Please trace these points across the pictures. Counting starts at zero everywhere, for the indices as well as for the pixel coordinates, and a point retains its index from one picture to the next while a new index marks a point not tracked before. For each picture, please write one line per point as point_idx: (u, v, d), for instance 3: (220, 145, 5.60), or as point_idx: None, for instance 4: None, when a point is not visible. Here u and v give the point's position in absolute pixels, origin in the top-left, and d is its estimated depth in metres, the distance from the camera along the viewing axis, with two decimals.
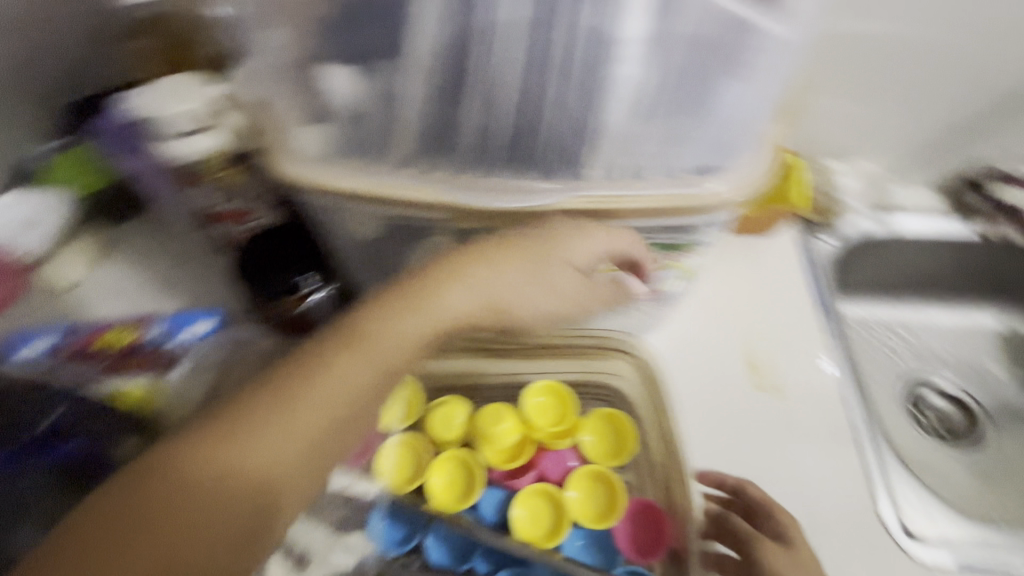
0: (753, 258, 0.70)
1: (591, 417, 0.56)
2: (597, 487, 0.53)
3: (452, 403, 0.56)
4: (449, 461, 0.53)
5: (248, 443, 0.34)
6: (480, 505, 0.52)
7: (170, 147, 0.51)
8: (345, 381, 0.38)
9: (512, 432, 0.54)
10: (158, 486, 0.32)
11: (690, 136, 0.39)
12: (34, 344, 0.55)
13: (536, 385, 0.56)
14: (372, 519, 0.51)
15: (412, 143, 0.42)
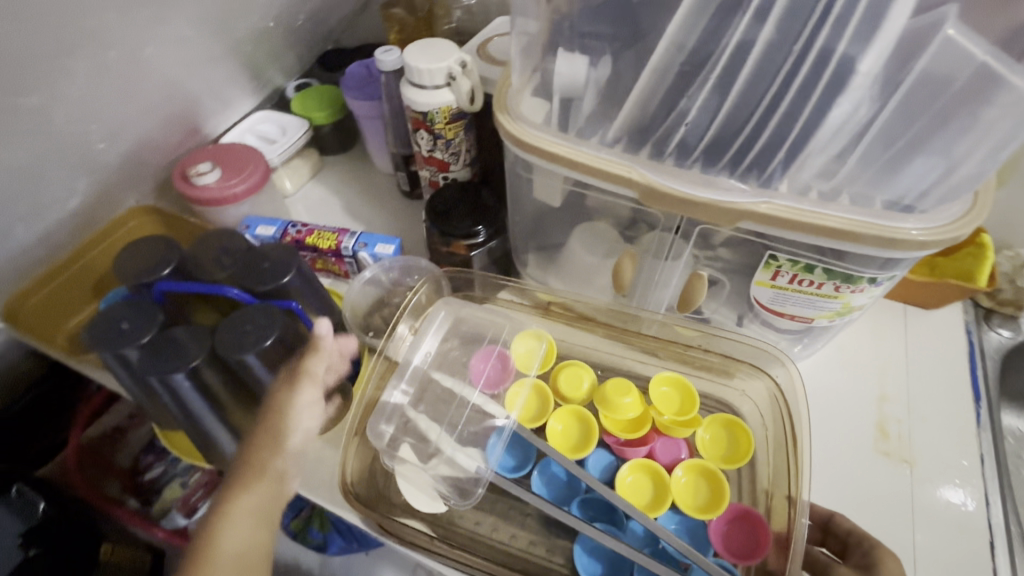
0: (907, 326, 0.68)
1: (713, 419, 0.58)
2: (705, 480, 0.54)
3: (581, 365, 0.61)
4: (570, 415, 0.59)
5: (252, 476, 0.44)
6: (589, 460, 0.57)
7: (416, 96, 0.60)
8: (298, 426, 0.47)
9: (635, 408, 0.57)
10: (216, 508, 0.43)
11: (897, 172, 0.41)
12: (271, 228, 0.72)
13: (665, 374, 0.59)
14: (491, 439, 0.56)
15: (622, 127, 0.47)
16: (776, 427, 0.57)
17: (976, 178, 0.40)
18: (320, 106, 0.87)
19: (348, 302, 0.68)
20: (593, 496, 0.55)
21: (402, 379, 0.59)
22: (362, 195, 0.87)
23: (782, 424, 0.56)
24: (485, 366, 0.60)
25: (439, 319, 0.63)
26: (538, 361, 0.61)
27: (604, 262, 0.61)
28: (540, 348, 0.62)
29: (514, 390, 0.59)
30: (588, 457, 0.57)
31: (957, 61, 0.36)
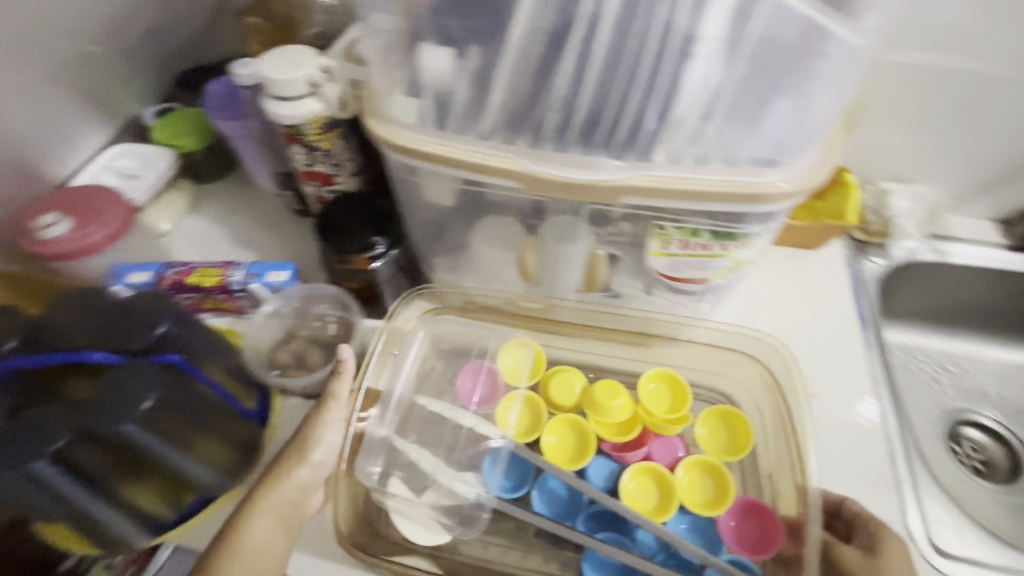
0: (797, 269, 0.73)
1: (706, 414, 0.61)
2: (706, 474, 0.58)
3: (569, 372, 0.63)
4: (563, 424, 0.60)
5: (273, 485, 0.51)
6: (591, 471, 0.58)
7: (280, 109, 0.56)
8: (321, 442, 0.53)
9: (624, 410, 0.60)
10: (242, 508, 0.50)
11: (755, 132, 0.42)
12: (145, 274, 0.65)
13: (654, 371, 0.63)
14: (487, 461, 0.57)
15: (496, 116, 0.46)
16: (779, 418, 0.61)
17: (824, 124, 0.42)
18: (185, 131, 0.80)
19: (249, 340, 0.63)
20: (596, 507, 0.56)
21: (387, 411, 0.59)
22: (252, 221, 0.81)
23: (783, 416, 0.60)
24: (473, 386, 0.62)
25: (420, 341, 0.64)
26: (525, 373, 0.63)
27: (509, 256, 0.61)
28: (528, 360, 0.64)
29: (502, 407, 0.60)
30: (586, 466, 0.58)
31: (787, 23, 0.38)
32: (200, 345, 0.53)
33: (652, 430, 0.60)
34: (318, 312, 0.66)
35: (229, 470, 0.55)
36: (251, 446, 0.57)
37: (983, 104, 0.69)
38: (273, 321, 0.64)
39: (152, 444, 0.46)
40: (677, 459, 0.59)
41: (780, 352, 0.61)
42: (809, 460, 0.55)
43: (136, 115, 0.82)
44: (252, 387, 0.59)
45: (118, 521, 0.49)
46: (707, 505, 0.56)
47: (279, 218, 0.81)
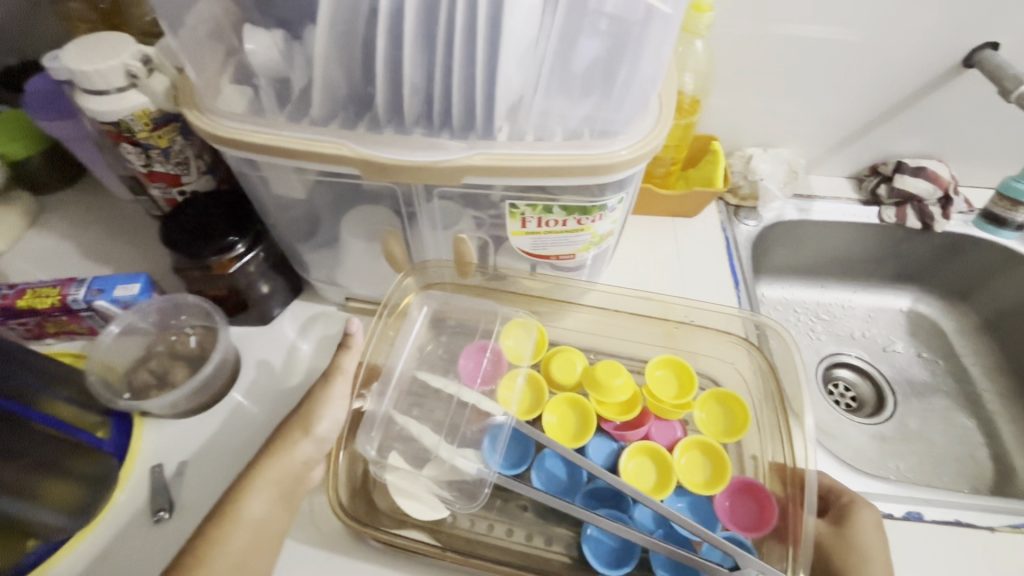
0: (675, 237, 0.76)
1: (706, 394, 0.55)
2: (704, 453, 0.51)
3: (571, 350, 0.57)
4: (562, 405, 0.54)
5: (276, 455, 0.46)
6: (590, 450, 0.52)
7: (94, 106, 0.50)
8: (326, 415, 0.49)
9: (624, 390, 0.53)
10: (241, 478, 0.45)
11: (587, 104, 0.43)
12: None
13: (660, 358, 0.55)
14: (484, 438, 0.50)
15: (330, 102, 0.44)
16: (759, 381, 0.59)
17: (651, 86, 0.43)
18: (11, 137, 0.71)
19: (96, 361, 0.57)
20: (597, 486, 0.50)
21: (389, 392, 0.52)
22: (107, 232, 0.73)
23: (765, 379, 0.58)
24: (480, 364, 0.54)
25: (419, 322, 0.57)
26: (530, 352, 0.56)
27: (379, 247, 0.58)
28: (529, 339, 0.56)
29: (504, 386, 0.53)
30: (587, 446, 0.52)
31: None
32: None
33: (653, 411, 0.54)
34: (179, 325, 0.61)
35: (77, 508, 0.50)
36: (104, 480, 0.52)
37: (826, 70, 0.74)
38: (128, 340, 0.59)
39: None
40: (678, 440, 0.53)
41: (668, 305, 0.62)
42: (806, 416, 0.52)
43: None
44: (105, 414, 0.55)
45: None
46: (706, 483, 0.50)
47: (139, 227, 0.74)
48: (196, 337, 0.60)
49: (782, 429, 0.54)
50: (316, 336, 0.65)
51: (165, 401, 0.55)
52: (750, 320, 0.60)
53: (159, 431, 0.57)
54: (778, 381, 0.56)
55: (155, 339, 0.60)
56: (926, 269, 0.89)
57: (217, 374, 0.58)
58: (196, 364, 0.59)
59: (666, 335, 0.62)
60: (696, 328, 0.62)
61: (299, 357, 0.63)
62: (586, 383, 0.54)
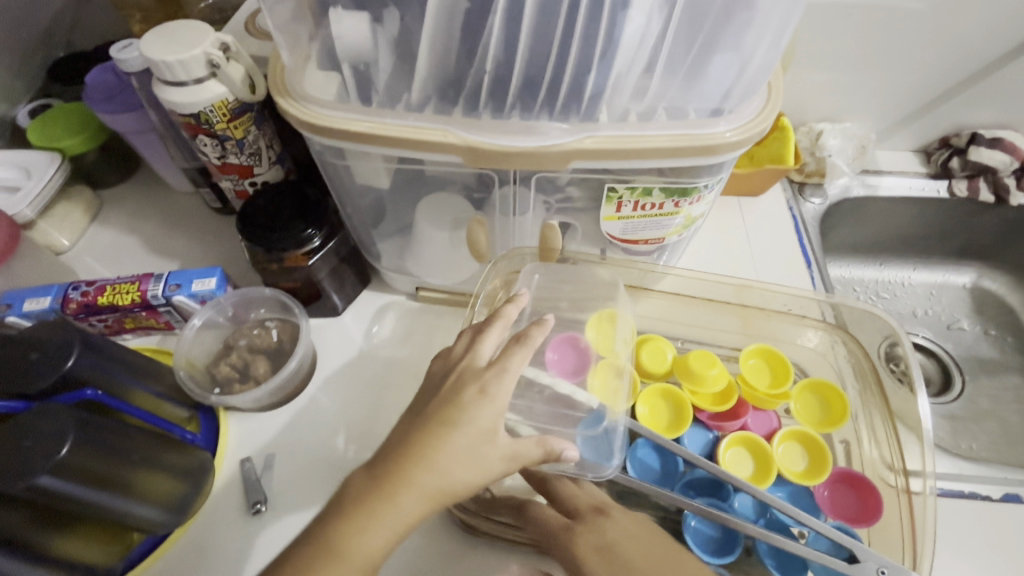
0: (742, 216, 0.74)
1: (801, 386, 0.54)
2: (802, 443, 0.51)
3: (660, 339, 0.57)
4: (655, 395, 0.54)
5: (431, 442, 0.38)
6: (686, 440, 0.52)
7: (173, 98, 0.49)
8: (489, 389, 0.40)
9: (720, 380, 0.53)
10: (388, 465, 0.38)
11: (697, 83, 0.41)
12: (45, 298, 0.57)
13: (759, 346, 0.56)
14: (588, 427, 0.48)
15: (427, 86, 0.42)
16: (851, 363, 0.57)
17: (765, 71, 0.41)
18: (69, 130, 0.70)
19: (181, 357, 0.56)
20: (696, 475, 0.50)
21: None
22: (166, 225, 0.73)
23: (857, 363, 0.57)
24: (570, 358, 0.53)
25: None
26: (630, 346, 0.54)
27: (456, 235, 0.57)
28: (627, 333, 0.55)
29: (605, 380, 0.52)
30: (684, 436, 0.51)
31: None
32: (123, 373, 0.49)
33: (748, 401, 0.54)
34: (256, 318, 0.61)
35: (179, 504, 0.49)
36: (203, 474, 0.51)
37: (904, 38, 0.70)
38: (208, 334, 0.59)
39: (81, 493, 0.40)
40: (775, 431, 0.52)
41: (743, 288, 0.59)
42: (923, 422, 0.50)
43: (10, 116, 0.72)
44: (194, 409, 0.56)
45: None
46: (806, 474, 0.49)
47: (198, 218, 0.73)
48: (275, 330, 0.59)
49: (882, 417, 0.53)
50: (387, 326, 0.64)
51: (252, 396, 0.54)
52: (825, 301, 0.58)
53: (244, 424, 0.57)
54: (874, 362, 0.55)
55: (232, 332, 0.59)
56: (993, 244, 0.86)
57: (298, 369, 0.58)
58: (276, 358, 0.58)
59: (742, 320, 0.60)
60: (775, 313, 0.59)
61: (372, 348, 0.62)
62: (679, 373, 0.54)
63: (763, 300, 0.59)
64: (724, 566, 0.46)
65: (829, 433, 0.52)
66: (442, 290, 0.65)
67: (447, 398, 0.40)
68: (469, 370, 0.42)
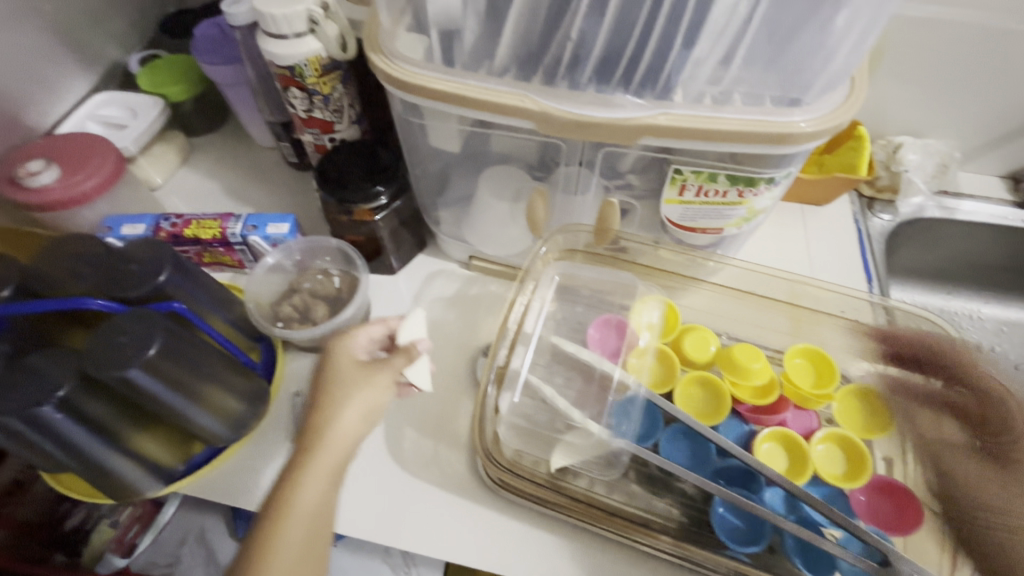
0: (804, 225, 0.72)
1: (844, 389, 0.53)
2: (844, 447, 0.50)
3: (704, 329, 0.57)
4: (694, 382, 0.54)
5: (318, 413, 0.44)
6: (722, 429, 0.51)
7: (276, 51, 0.53)
8: (352, 357, 0.48)
9: (762, 374, 0.53)
10: (298, 449, 0.42)
11: (777, 70, 0.41)
12: (140, 225, 0.62)
13: (802, 346, 0.55)
14: (612, 405, 0.50)
15: (509, 52, 0.44)
16: (901, 375, 0.56)
17: (850, 66, 0.40)
18: (173, 78, 0.76)
19: (250, 295, 0.61)
20: (730, 463, 0.49)
21: (529, 354, 0.54)
22: (246, 175, 0.78)
23: (914, 386, 0.55)
24: (610, 338, 0.55)
25: (549, 291, 0.59)
26: (658, 329, 0.56)
27: (514, 208, 0.59)
28: (655, 316, 0.56)
29: (636, 359, 0.54)
30: (720, 425, 0.51)
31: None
32: (202, 295, 0.53)
33: (789, 398, 0.53)
34: (319, 266, 0.65)
35: (237, 420, 0.53)
36: (257, 399, 0.55)
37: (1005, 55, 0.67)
38: (274, 277, 0.63)
39: (156, 389, 0.45)
40: (813, 431, 0.51)
41: (797, 285, 0.59)
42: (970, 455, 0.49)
43: (122, 62, 0.79)
44: (257, 340, 0.60)
45: (129, 470, 0.48)
46: (845, 477, 0.48)
47: (274, 172, 0.78)
48: (337, 278, 0.63)
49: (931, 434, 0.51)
50: (437, 290, 0.67)
51: (308, 334, 0.58)
52: (880, 305, 0.57)
53: (298, 361, 0.61)
54: (933, 389, 0.53)
55: (298, 277, 0.64)
56: None
57: (352, 315, 0.61)
58: (334, 304, 0.62)
59: (792, 323, 0.60)
60: (826, 315, 0.59)
61: (420, 308, 0.65)
62: (720, 363, 0.54)
63: (817, 299, 0.59)
64: (749, 556, 0.46)
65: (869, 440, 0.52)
66: (493, 261, 0.67)
67: (325, 372, 0.46)
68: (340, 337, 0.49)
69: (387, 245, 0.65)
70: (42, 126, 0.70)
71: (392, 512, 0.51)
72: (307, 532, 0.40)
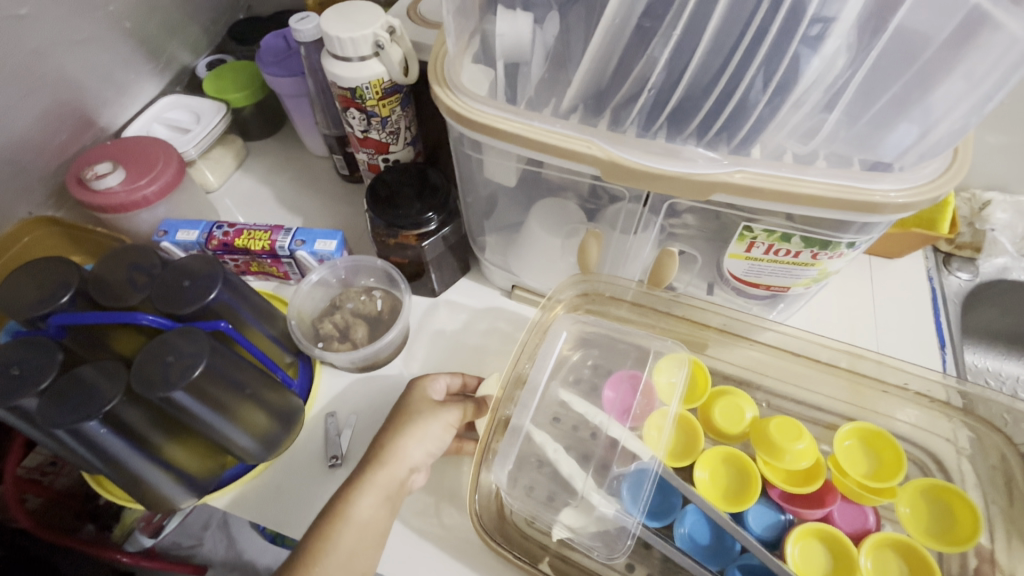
0: (872, 279, 0.67)
1: (906, 486, 0.49)
2: (897, 553, 0.46)
3: (739, 398, 0.54)
4: (717, 458, 0.51)
5: (395, 436, 0.49)
6: (749, 517, 0.49)
7: (343, 72, 0.53)
8: (429, 393, 0.53)
9: (805, 457, 0.50)
10: (351, 479, 0.47)
11: (871, 131, 0.38)
12: (193, 232, 0.63)
13: (850, 428, 0.52)
14: (624, 480, 0.48)
15: (577, 92, 0.42)
16: (977, 463, 0.52)
17: (958, 136, 0.36)
18: (236, 85, 0.77)
19: (294, 309, 0.61)
20: (752, 560, 0.47)
21: (533, 404, 0.52)
22: (296, 182, 0.79)
23: (993, 472, 0.51)
24: (632, 399, 0.52)
25: (562, 339, 0.55)
26: (681, 392, 0.52)
27: (564, 243, 0.57)
28: (681, 378, 0.52)
29: (655, 429, 0.50)
30: (746, 512, 0.49)
31: (932, 24, 0.32)
32: (248, 311, 0.53)
33: (837, 489, 0.50)
34: (363, 285, 0.65)
35: (269, 440, 0.52)
36: (292, 418, 0.54)
37: None
38: (318, 293, 0.63)
39: (198, 409, 0.45)
40: (866, 530, 0.48)
41: (857, 357, 0.54)
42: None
43: (190, 66, 0.81)
44: (296, 356, 0.60)
45: (163, 483, 0.48)
46: None
47: (325, 182, 0.79)
48: (379, 300, 0.63)
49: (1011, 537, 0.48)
50: (477, 312, 0.66)
51: (348, 356, 0.57)
52: (953, 386, 0.52)
53: (334, 378, 0.60)
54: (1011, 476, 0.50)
55: (341, 294, 0.64)
56: None
57: (387, 345, 0.60)
58: (375, 326, 0.61)
59: (852, 392, 0.55)
60: (896, 390, 0.54)
61: (461, 333, 0.64)
62: (756, 440, 0.51)
63: (881, 374, 0.54)
64: None
65: (935, 549, 0.47)
66: (538, 293, 0.64)
67: (405, 402, 0.52)
68: (416, 384, 0.54)
69: (435, 271, 0.64)
70: (113, 127, 0.72)
71: (404, 548, 0.50)
72: (355, 547, 0.45)
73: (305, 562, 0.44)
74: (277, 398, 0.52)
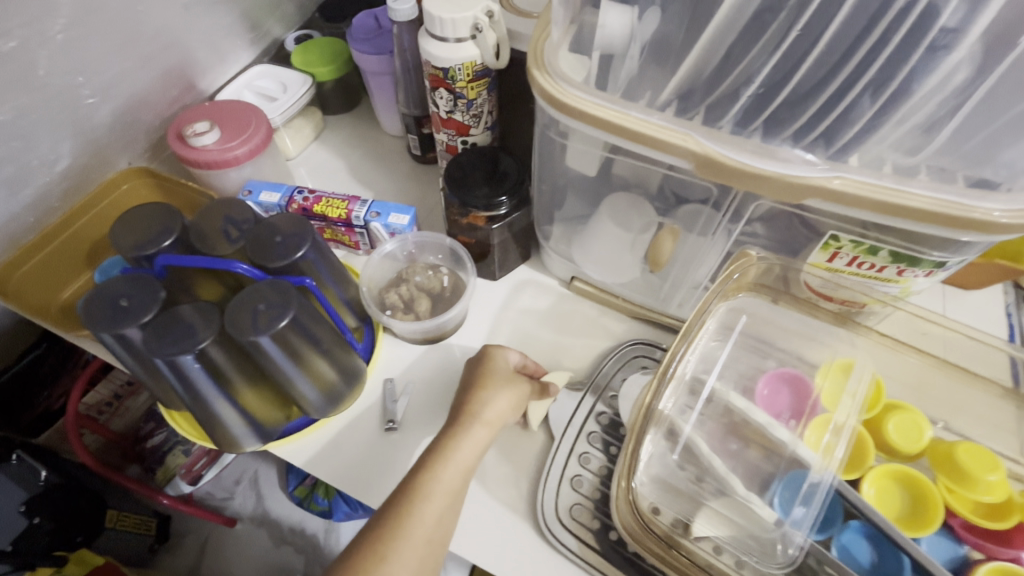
0: (946, 306, 0.65)
1: None
2: None
3: (915, 413, 0.51)
4: (888, 476, 0.49)
5: (480, 391, 0.52)
6: (926, 542, 0.47)
7: (438, 51, 0.54)
8: (503, 359, 0.56)
9: (996, 488, 0.47)
10: (449, 425, 0.50)
11: (979, 150, 0.37)
12: (276, 194, 0.66)
13: None
14: (792, 486, 0.47)
15: (674, 88, 0.43)
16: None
17: None
18: (322, 59, 0.80)
19: (364, 278, 0.63)
20: None
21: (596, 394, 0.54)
22: (369, 158, 0.81)
23: None
24: (787, 401, 0.52)
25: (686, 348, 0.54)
26: (862, 402, 0.51)
27: (633, 239, 0.57)
28: (861, 388, 0.51)
29: (817, 434, 0.49)
30: (923, 537, 0.46)
31: None
32: (328, 272, 0.56)
33: None
34: (429, 261, 0.67)
35: (334, 395, 0.55)
36: (355, 376, 0.56)
37: None
38: (386, 265, 0.66)
39: (280, 355, 0.48)
40: None
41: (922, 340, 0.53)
42: None
43: (281, 39, 0.84)
44: (361, 320, 0.62)
45: (234, 423, 0.51)
46: None
47: (397, 160, 0.81)
48: (446, 277, 0.65)
49: None
50: (534, 297, 0.67)
51: (411, 326, 0.59)
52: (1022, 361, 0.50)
53: (395, 347, 0.62)
54: None
55: (408, 268, 0.66)
56: None
57: (452, 320, 0.61)
58: (438, 301, 0.63)
59: (921, 375, 0.53)
60: (958, 373, 0.52)
61: (519, 319, 0.65)
62: (936, 461, 0.49)
63: (945, 347, 0.53)
64: None
65: None
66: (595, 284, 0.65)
67: (488, 361, 0.55)
68: (493, 349, 0.57)
69: (498, 253, 0.65)
70: (209, 90, 0.77)
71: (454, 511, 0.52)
72: (456, 489, 0.47)
73: (405, 494, 0.45)
74: (348, 356, 0.55)
